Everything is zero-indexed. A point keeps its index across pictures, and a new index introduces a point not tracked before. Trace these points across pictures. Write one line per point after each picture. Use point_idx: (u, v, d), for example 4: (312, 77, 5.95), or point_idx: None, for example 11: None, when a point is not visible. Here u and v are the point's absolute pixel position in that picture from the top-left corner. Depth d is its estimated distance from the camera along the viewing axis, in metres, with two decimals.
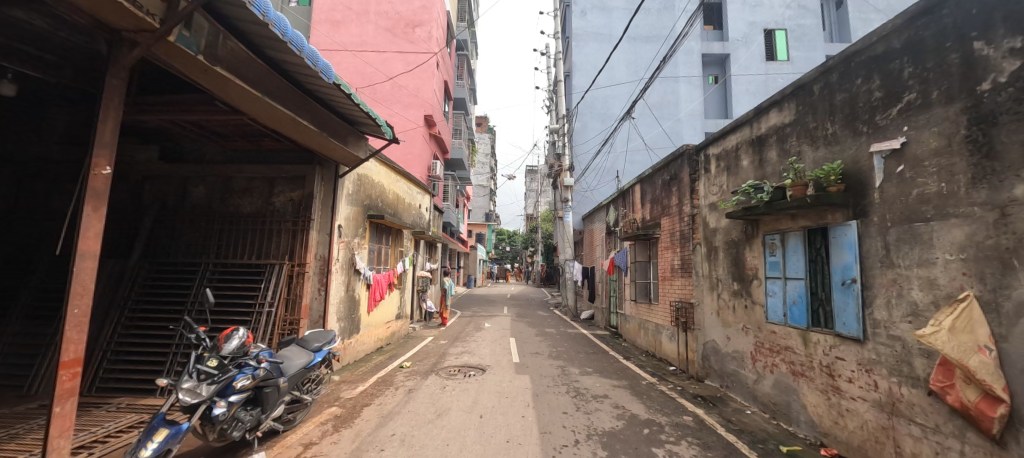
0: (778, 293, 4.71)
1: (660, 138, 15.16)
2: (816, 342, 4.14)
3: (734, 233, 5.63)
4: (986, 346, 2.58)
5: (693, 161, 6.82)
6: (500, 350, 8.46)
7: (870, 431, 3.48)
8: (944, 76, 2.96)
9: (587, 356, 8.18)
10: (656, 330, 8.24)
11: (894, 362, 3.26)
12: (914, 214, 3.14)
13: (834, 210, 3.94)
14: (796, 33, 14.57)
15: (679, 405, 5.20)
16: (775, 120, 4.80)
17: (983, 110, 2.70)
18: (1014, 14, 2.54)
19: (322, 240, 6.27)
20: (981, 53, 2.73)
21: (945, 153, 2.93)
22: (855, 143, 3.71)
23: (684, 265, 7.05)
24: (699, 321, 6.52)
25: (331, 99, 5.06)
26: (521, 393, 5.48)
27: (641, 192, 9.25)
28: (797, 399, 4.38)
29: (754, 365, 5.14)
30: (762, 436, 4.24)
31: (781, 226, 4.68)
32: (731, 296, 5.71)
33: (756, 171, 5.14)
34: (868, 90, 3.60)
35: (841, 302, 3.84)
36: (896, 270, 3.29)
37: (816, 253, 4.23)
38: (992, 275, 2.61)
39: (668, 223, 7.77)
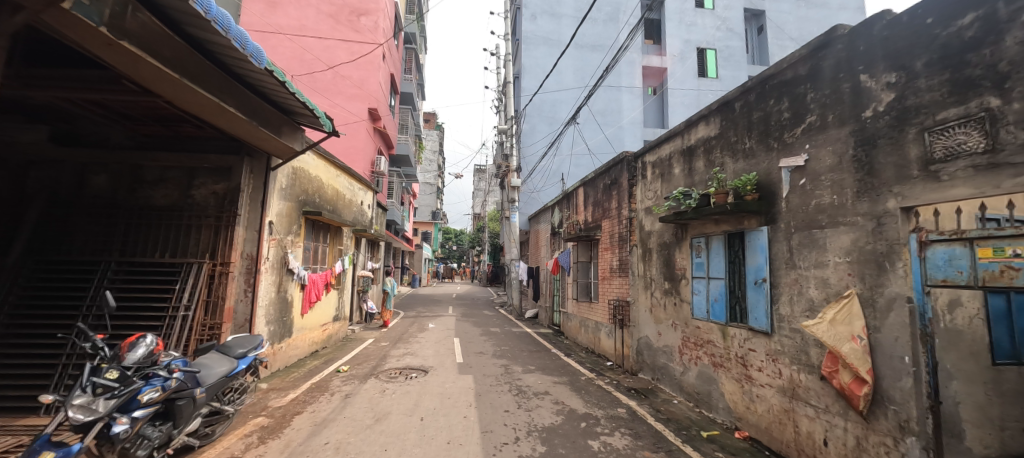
0: (702, 291, 5.13)
1: (603, 144, 15.80)
2: (732, 336, 4.56)
3: (666, 236, 6.04)
4: (859, 336, 3.05)
5: (632, 167, 7.21)
6: (444, 351, 8.35)
7: (775, 414, 3.91)
8: (837, 103, 3.41)
9: (531, 355, 8.34)
10: (595, 327, 8.60)
11: (795, 351, 3.69)
12: (812, 222, 3.59)
13: (750, 217, 4.37)
14: (724, 53, 15.91)
15: (614, 398, 5.49)
16: (703, 132, 5.22)
17: (867, 133, 3.14)
18: (890, 54, 2.99)
19: (250, 237, 5.80)
20: (866, 85, 3.17)
21: (837, 169, 3.36)
22: (768, 157, 4.16)
23: (622, 265, 7.44)
24: (634, 319, 6.91)
25: (263, 86, 4.70)
26: (464, 394, 5.45)
27: (584, 195, 9.59)
28: (716, 388, 4.80)
29: (681, 358, 5.55)
30: (686, 424, 4.60)
31: (706, 230, 5.10)
32: (662, 294, 6.12)
33: (686, 179, 5.56)
34: (778, 110, 4.04)
35: (754, 299, 4.27)
36: (797, 271, 3.73)
37: (734, 255, 4.66)
38: (869, 275, 3.05)
39: (608, 226, 8.14)
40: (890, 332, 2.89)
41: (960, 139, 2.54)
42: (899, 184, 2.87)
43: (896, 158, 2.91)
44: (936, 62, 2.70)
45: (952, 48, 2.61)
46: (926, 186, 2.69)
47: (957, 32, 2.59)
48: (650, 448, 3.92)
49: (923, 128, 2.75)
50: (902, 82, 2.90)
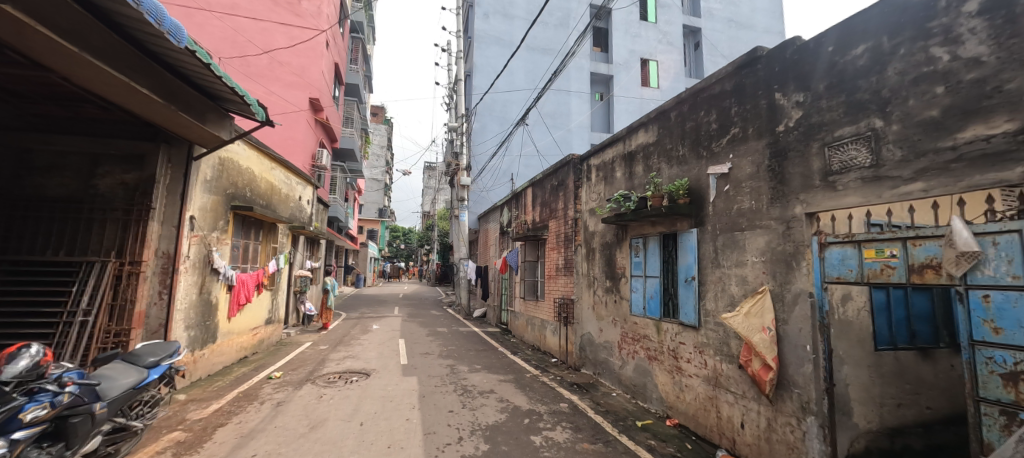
0: (640, 289, 5.42)
1: (552, 146, 16.14)
2: (665, 330, 4.88)
3: (608, 237, 6.31)
4: (768, 327, 3.40)
5: (578, 169, 7.45)
6: (387, 353, 8.10)
7: (700, 401, 4.24)
8: (756, 118, 3.75)
9: (477, 354, 8.33)
10: (541, 325, 8.77)
11: (718, 343, 4.02)
12: (734, 225, 3.93)
13: (682, 219, 4.69)
14: (665, 65, 16.91)
15: (558, 394, 5.64)
16: (642, 139, 5.52)
17: (779, 146, 3.49)
18: (799, 76, 3.36)
19: (166, 233, 5.24)
20: (780, 102, 3.52)
21: (755, 177, 3.71)
22: (698, 165, 4.48)
23: (567, 265, 7.65)
24: (578, 316, 7.14)
25: (184, 67, 4.28)
26: (408, 396, 5.33)
27: (533, 195, 9.74)
28: (651, 380, 5.11)
29: (620, 352, 5.83)
30: (623, 415, 4.84)
31: (644, 231, 5.40)
32: (604, 292, 6.39)
33: (627, 183, 5.85)
34: (707, 121, 4.37)
35: (684, 295, 4.59)
36: (721, 269, 4.07)
37: (668, 255, 4.98)
38: (780, 273, 3.40)
39: (555, 226, 8.34)
40: (794, 323, 3.24)
41: (852, 154, 2.90)
42: (805, 192, 3.23)
43: (802, 169, 3.27)
44: (835, 85, 3.07)
45: (848, 75, 2.98)
46: (826, 195, 3.05)
47: (852, 61, 2.96)
48: (589, 440, 4.08)
49: (824, 143, 3.12)
50: (808, 102, 3.27)
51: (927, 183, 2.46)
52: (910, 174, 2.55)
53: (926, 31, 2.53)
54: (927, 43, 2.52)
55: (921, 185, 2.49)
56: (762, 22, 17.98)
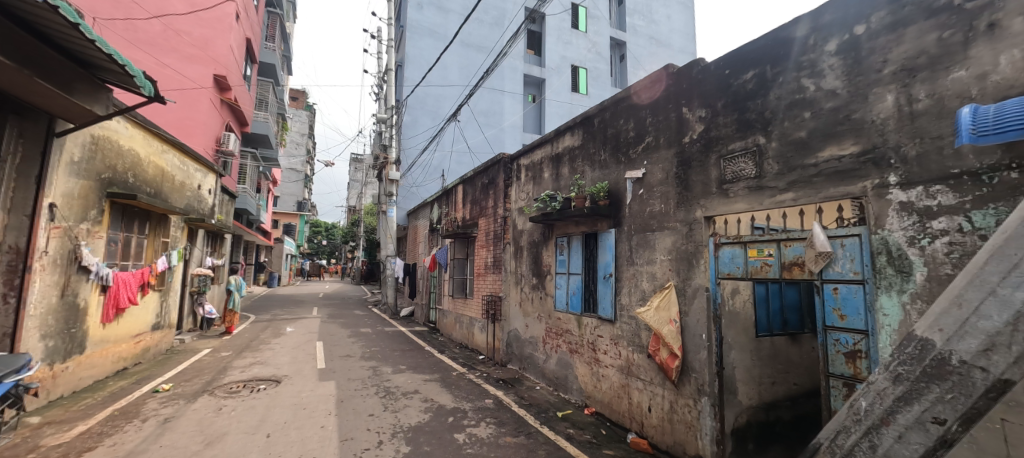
0: (563, 286, 5.67)
1: (483, 144, 16.14)
2: (585, 324, 5.16)
3: (535, 235, 6.49)
4: (674, 319, 3.75)
5: (508, 169, 7.56)
6: (302, 357, 7.52)
7: (614, 389, 4.56)
8: (667, 129, 4.11)
9: (402, 354, 8.08)
10: (470, 323, 8.76)
11: (631, 335, 4.35)
12: (646, 226, 4.27)
13: (603, 220, 4.99)
14: (593, 74, 17.77)
15: (483, 390, 5.69)
16: (568, 142, 5.76)
17: (685, 156, 3.87)
18: (702, 93, 3.73)
19: (16, 225, 4.33)
20: (686, 116, 3.90)
21: (665, 183, 4.07)
22: (617, 169, 4.80)
23: (496, 262, 7.72)
24: (505, 313, 7.25)
25: (44, 24, 3.56)
26: (323, 402, 5.00)
27: (464, 193, 9.67)
28: (572, 372, 5.37)
29: (544, 347, 6.04)
30: (545, 406, 5.04)
31: (568, 230, 5.65)
32: (530, 289, 6.57)
33: (553, 183, 6.07)
34: (626, 129, 4.69)
35: (603, 291, 4.89)
36: (635, 267, 4.40)
37: (589, 253, 5.27)
38: (683, 269, 3.78)
39: (485, 224, 8.36)
40: (694, 315, 3.62)
41: (742, 166, 3.31)
42: (704, 198, 3.61)
43: (702, 177, 3.66)
44: (730, 105, 3.47)
45: (740, 96, 3.39)
46: (721, 201, 3.45)
47: (743, 84, 3.37)
48: (512, 434, 4.17)
49: (720, 155, 3.52)
50: (709, 117, 3.66)
51: (796, 193, 2.89)
52: (784, 185, 2.98)
53: (799, 64, 2.97)
54: (798, 75, 2.97)
55: (792, 195, 2.92)
56: (678, 42, 19.69)
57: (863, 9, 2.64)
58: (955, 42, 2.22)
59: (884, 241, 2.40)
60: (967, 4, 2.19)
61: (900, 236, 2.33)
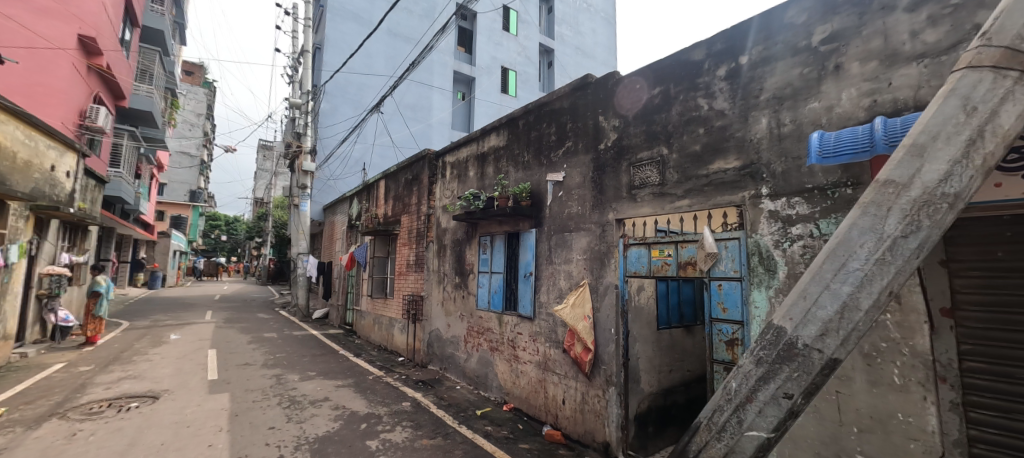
0: (485, 285, 5.70)
1: (409, 140, 15.47)
2: (506, 322, 5.24)
3: (459, 234, 6.44)
4: (588, 315, 3.97)
5: (433, 165, 7.41)
6: (189, 368, 6.60)
7: (532, 384, 4.70)
8: (585, 135, 4.34)
9: (312, 360, 7.48)
10: (389, 324, 8.40)
11: (548, 331, 4.52)
12: (564, 227, 4.47)
13: (524, 220, 5.12)
14: (522, 77, 18.07)
15: (401, 393, 5.50)
16: (494, 142, 5.82)
17: (600, 161, 4.12)
18: (617, 104, 4.00)
19: None
20: (602, 125, 4.15)
21: (582, 186, 4.29)
22: (538, 171, 4.95)
23: (418, 261, 7.49)
24: (427, 312, 7.09)
25: None
26: (213, 417, 4.43)
27: (386, 189, 9.25)
28: (492, 370, 5.42)
29: (466, 346, 6.02)
30: (464, 406, 5.02)
31: (491, 229, 5.69)
32: (453, 288, 6.51)
33: (478, 182, 6.07)
34: (548, 133, 4.85)
35: (523, 289, 5.02)
36: (553, 266, 4.58)
37: (511, 252, 5.36)
38: (596, 268, 4.02)
39: (407, 221, 8.08)
40: (604, 310, 3.87)
41: (647, 174, 3.62)
42: (616, 201, 3.88)
43: (615, 182, 3.93)
44: (640, 117, 3.76)
45: (648, 109, 3.69)
46: (630, 205, 3.73)
47: (650, 98, 3.68)
48: (428, 436, 4.09)
49: (630, 163, 3.81)
50: (621, 126, 3.94)
51: (691, 200, 3.23)
52: (682, 192, 3.31)
53: (696, 85, 3.33)
54: (695, 94, 3.33)
55: (688, 201, 3.25)
56: (602, 55, 20.73)
57: (745, 41, 3.04)
58: (811, 78, 2.65)
59: (757, 244, 2.78)
60: (819, 48, 2.64)
61: (769, 240, 2.72)
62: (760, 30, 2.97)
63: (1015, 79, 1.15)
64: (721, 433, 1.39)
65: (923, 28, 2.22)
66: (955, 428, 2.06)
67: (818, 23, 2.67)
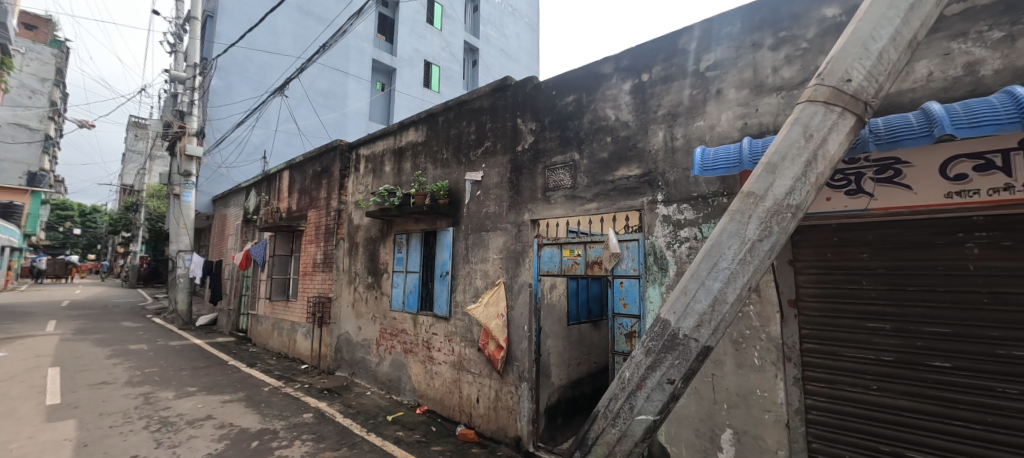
0: (400, 285, 5.49)
1: (319, 129, 14.12)
2: (421, 323, 5.10)
3: (372, 231, 6.12)
4: (501, 313, 4.04)
5: (345, 157, 6.94)
6: (18, 392, 5.32)
7: (446, 385, 4.64)
8: (503, 136, 4.40)
9: (193, 373, 6.52)
10: (291, 329, 7.66)
11: (464, 330, 4.50)
12: (481, 226, 4.49)
13: (442, 218, 5.04)
14: (446, 73, 17.65)
15: (302, 404, 5.05)
16: (412, 137, 5.63)
17: (517, 163, 4.22)
18: (534, 108, 4.14)
19: None
20: (521, 128, 4.24)
21: (499, 186, 4.35)
22: (457, 170, 4.90)
23: (326, 260, 6.92)
24: (335, 315, 6.60)
25: None
26: (49, 451, 3.62)
27: (290, 180, 8.42)
28: (405, 373, 5.24)
29: (378, 349, 5.74)
30: (374, 412, 4.77)
31: (407, 227, 5.50)
32: (364, 289, 6.16)
33: (395, 178, 5.83)
34: (467, 131, 4.83)
35: (439, 289, 4.93)
36: (470, 265, 4.57)
37: (428, 251, 5.24)
38: (511, 267, 4.10)
39: (314, 217, 7.44)
40: (518, 308, 3.97)
41: (561, 177, 3.79)
42: (531, 202, 4.00)
43: (530, 184, 4.05)
44: (554, 122, 3.93)
45: (562, 116, 3.87)
46: (544, 206, 3.88)
47: (564, 105, 3.86)
48: (332, 448, 3.82)
49: (544, 166, 3.96)
50: (537, 130, 4.08)
51: (599, 203, 3.46)
52: (591, 196, 3.53)
53: (604, 96, 3.58)
54: (603, 105, 3.57)
55: (596, 204, 3.48)
56: (525, 59, 21.09)
57: (647, 61, 3.34)
58: (698, 99, 3.01)
59: (653, 245, 3.08)
60: (705, 73, 3.00)
61: (662, 241, 3.03)
62: (658, 52, 3.28)
63: (839, 113, 1.38)
64: (616, 419, 1.50)
65: (781, 65, 2.65)
66: (796, 398, 2.50)
67: (704, 51, 3.03)
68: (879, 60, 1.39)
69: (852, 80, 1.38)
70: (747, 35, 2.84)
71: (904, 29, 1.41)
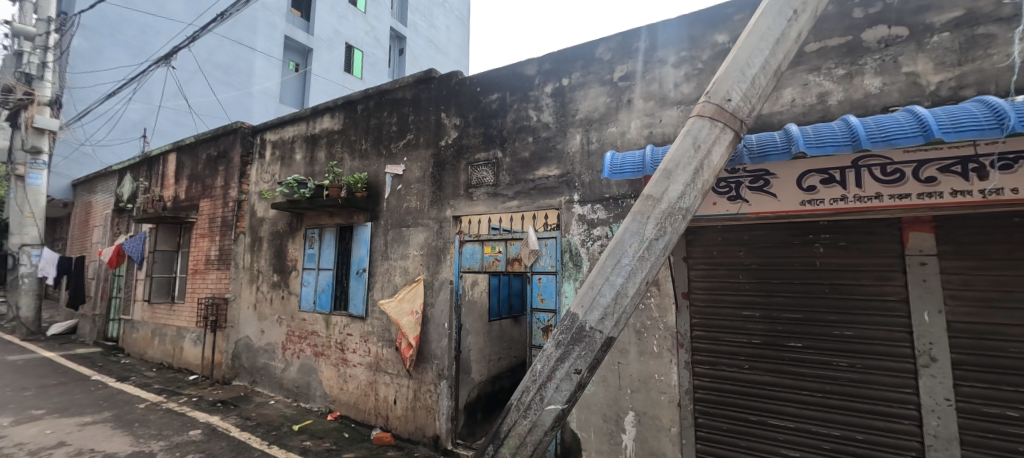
0: (311, 283, 5.08)
1: (216, 109, 12.15)
2: (334, 323, 4.78)
3: (279, 225, 5.58)
4: (416, 310, 3.96)
5: (247, 142, 6.23)
6: None
7: (361, 388, 4.41)
8: (426, 130, 4.28)
9: (40, 393, 5.38)
10: (177, 336, 6.69)
11: (381, 330, 4.32)
12: (402, 221, 4.34)
13: (359, 213, 4.76)
14: (369, 59, 16.30)
15: (188, 420, 4.44)
16: (327, 124, 5.24)
17: (440, 158, 4.14)
18: (458, 104, 4.09)
19: None
20: (445, 123, 4.16)
21: (421, 181, 4.24)
22: (377, 162, 4.67)
23: (221, 256, 6.13)
24: (232, 319, 5.88)
25: None
26: None
27: (178, 165, 7.32)
28: (316, 378, 4.88)
29: (284, 354, 5.26)
30: (277, 423, 4.37)
31: (320, 221, 5.11)
32: (269, 288, 5.61)
33: (307, 168, 5.38)
34: (388, 122, 4.61)
35: (355, 287, 4.66)
36: (389, 261, 4.39)
37: (343, 247, 4.91)
38: (432, 264, 4.03)
39: (208, 208, 6.57)
40: (438, 306, 3.92)
41: (483, 174, 3.81)
42: (453, 199, 3.97)
43: (453, 180, 4.01)
44: (478, 118, 3.93)
45: (486, 113, 3.89)
46: (467, 202, 3.87)
47: (488, 103, 3.88)
48: None
49: (467, 162, 3.94)
50: (461, 126, 4.04)
51: (520, 201, 3.54)
52: (512, 194, 3.60)
53: (527, 97, 3.66)
54: (525, 106, 3.66)
55: (517, 202, 3.55)
56: (455, 52, 20.51)
57: (567, 67, 3.49)
58: (611, 106, 3.23)
59: (569, 242, 3.25)
60: (618, 83, 3.22)
61: (578, 239, 3.22)
62: (577, 59, 3.44)
63: (721, 128, 1.56)
64: (527, 410, 1.53)
65: (681, 81, 2.94)
66: (686, 380, 2.81)
67: (618, 62, 3.25)
68: (752, 85, 1.60)
69: (732, 100, 1.57)
70: (653, 51, 3.11)
71: (771, 59, 1.63)
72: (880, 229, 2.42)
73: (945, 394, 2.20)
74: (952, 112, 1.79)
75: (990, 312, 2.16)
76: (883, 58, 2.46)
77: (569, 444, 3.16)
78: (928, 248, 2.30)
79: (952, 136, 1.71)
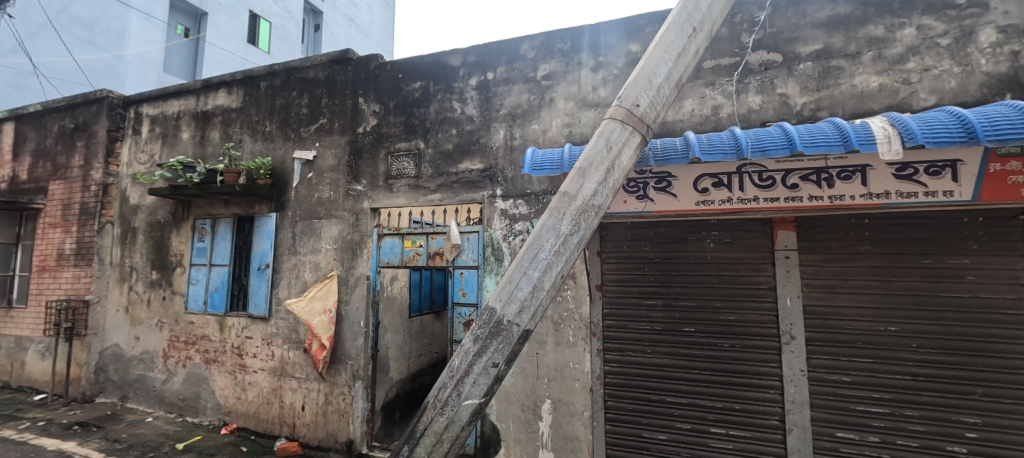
0: (201, 281, 4.47)
1: (72, 72, 9.16)
2: (230, 326, 4.26)
3: (160, 213, 4.82)
4: (329, 309, 3.68)
5: (117, 114, 5.25)
6: None
7: (264, 396, 4.00)
8: (341, 115, 3.98)
9: None
10: (16, 348, 5.45)
11: (287, 331, 3.96)
12: (313, 213, 4.00)
13: (261, 202, 4.28)
14: (278, 32, 14.53)
15: (31, 449, 3.64)
16: (222, 101, 4.62)
17: (357, 145, 3.88)
18: (377, 89, 3.87)
19: None
20: (364, 108, 3.90)
21: (336, 170, 3.94)
22: (284, 146, 4.23)
23: (79, 250, 5.09)
24: (93, 325, 4.91)
25: None
26: None
27: (18, 137, 5.92)
28: (206, 388, 4.32)
29: (165, 363, 4.57)
30: (156, 443, 3.78)
31: (213, 211, 4.51)
32: (146, 287, 4.81)
33: (196, 148, 4.71)
34: (298, 103, 4.20)
35: (256, 284, 4.20)
36: (297, 256, 4.03)
37: (241, 241, 4.38)
38: (346, 259, 3.78)
39: (61, 191, 5.41)
40: (354, 303, 3.69)
41: (404, 165, 3.66)
42: (371, 190, 3.75)
43: (371, 169, 3.79)
44: (400, 106, 3.76)
45: (408, 101, 3.73)
46: (386, 194, 3.68)
47: (410, 91, 3.73)
48: None
49: (387, 151, 3.75)
50: (381, 113, 3.83)
51: (442, 194, 3.47)
52: (434, 187, 3.51)
53: (451, 88, 3.58)
54: (449, 96, 3.58)
55: (439, 195, 3.48)
56: (378, 35, 19.04)
57: (493, 61, 3.47)
58: (534, 104, 3.29)
59: (491, 237, 3.28)
60: (542, 81, 3.30)
61: (499, 234, 3.26)
62: (502, 55, 3.45)
63: (630, 131, 1.66)
64: (444, 407, 1.50)
65: (599, 84, 3.11)
66: (597, 366, 3.02)
67: (542, 61, 3.32)
68: (657, 93, 1.73)
69: (640, 106, 1.68)
70: (575, 54, 3.23)
71: (674, 71, 1.78)
72: (757, 227, 2.80)
73: (800, 366, 2.63)
74: (811, 131, 2.12)
75: (833, 296, 2.62)
76: (763, 79, 2.83)
77: (489, 436, 3.21)
78: (791, 244, 2.72)
79: (810, 150, 2.01)
